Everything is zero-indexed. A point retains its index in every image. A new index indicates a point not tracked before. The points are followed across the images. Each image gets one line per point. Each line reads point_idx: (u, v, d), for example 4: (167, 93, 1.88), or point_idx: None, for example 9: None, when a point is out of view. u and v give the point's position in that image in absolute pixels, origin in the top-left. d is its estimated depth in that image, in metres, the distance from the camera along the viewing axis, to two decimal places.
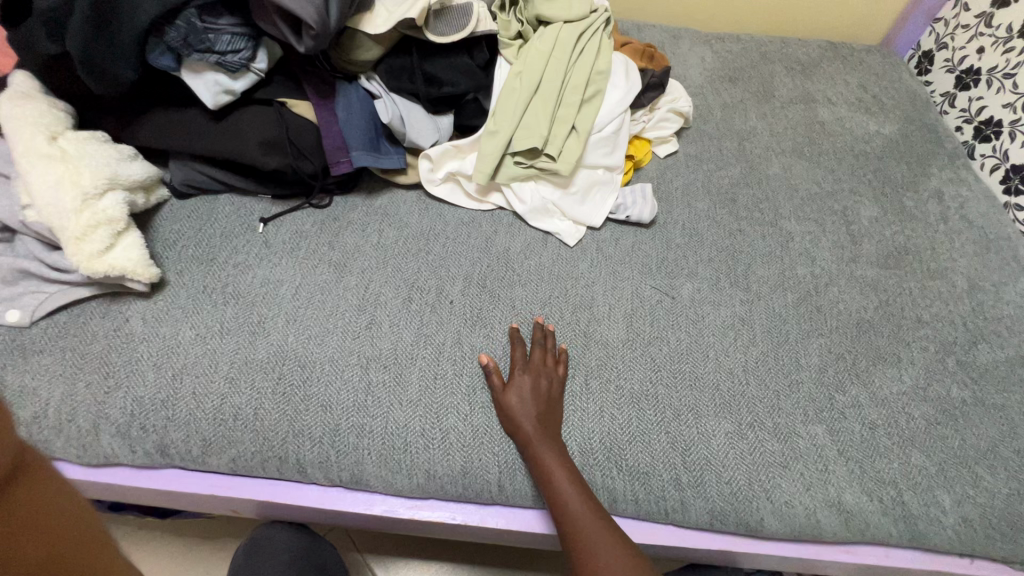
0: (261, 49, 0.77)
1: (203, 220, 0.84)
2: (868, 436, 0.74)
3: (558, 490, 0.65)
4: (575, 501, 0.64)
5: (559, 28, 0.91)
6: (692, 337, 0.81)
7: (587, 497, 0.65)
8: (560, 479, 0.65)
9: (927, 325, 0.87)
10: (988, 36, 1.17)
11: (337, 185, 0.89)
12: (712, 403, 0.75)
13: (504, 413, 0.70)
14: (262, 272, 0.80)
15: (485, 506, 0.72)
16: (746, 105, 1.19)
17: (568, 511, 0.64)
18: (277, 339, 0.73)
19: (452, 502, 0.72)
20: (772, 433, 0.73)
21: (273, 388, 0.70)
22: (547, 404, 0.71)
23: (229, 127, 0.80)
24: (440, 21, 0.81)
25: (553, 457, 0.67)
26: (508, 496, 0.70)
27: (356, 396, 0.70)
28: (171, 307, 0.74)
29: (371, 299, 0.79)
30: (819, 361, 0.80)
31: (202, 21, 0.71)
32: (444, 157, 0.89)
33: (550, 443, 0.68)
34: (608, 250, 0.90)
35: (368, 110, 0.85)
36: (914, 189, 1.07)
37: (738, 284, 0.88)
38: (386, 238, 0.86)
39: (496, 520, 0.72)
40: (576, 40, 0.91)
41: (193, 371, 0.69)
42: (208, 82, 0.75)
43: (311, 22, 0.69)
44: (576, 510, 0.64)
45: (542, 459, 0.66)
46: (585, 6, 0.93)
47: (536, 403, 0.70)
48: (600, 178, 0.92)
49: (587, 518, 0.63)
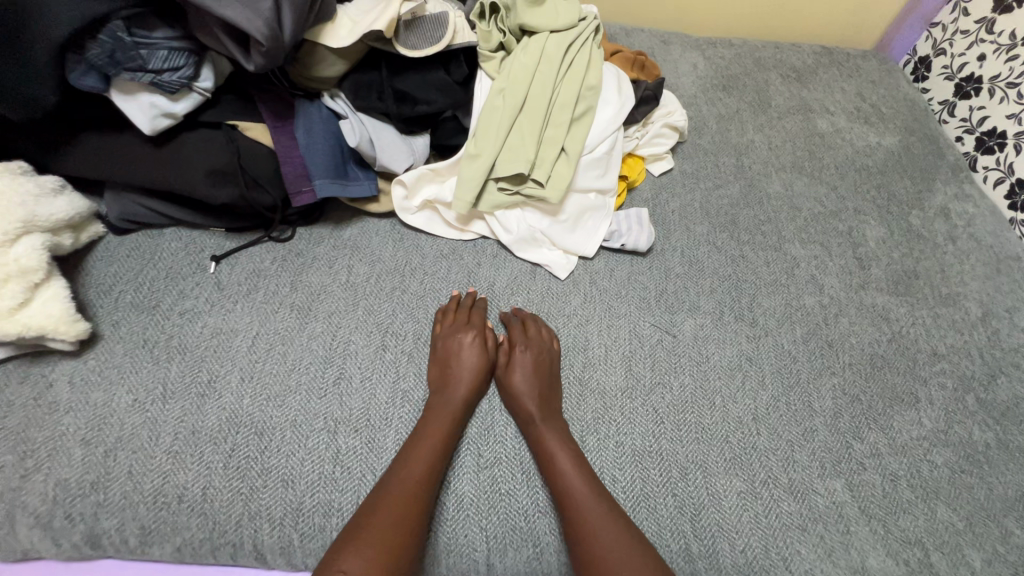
0: (205, 65, 0.67)
1: (145, 260, 0.74)
2: (890, 490, 0.68)
3: (558, 466, 0.62)
4: (573, 474, 0.61)
5: (545, 39, 0.83)
6: (697, 381, 0.74)
7: (586, 473, 0.62)
8: (560, 456, 0.62)
9: (943, 358, 0.81)
10: (990, 42, 1.12)
11: (300, 216, 0.79)
12: (721, 459, 0.68)
13: (507, 392, 0.69)
14: (213, 320, 0.70)
15: None
16: (742, 116, 1.12)
17: (565, 489, 0.60)
18: (231, 402, 0.64)
19: None
20: (787, 491, 0.67)
21: (224, 462, 0.60)
22: (547, 379, 0.69)
23: (171, 154, 0.70)
24: (411, 33, 0.72)
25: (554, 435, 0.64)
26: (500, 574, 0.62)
27: (322, 467, 0.62)
28: (105, 367, 0.64)
29: (340, 349, 0.70)
30: (834, 404, 0.74)
31: (131, 36, 0.61)
32: (419, 182, 0.81)
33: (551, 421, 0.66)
34: (602, 282, 0.82)
35: (332, 132, 0.75)
36: (920, 206, 1.02)
37: (742, 317, 0.81)
38: (355, 276, 0.77)
39: None
40: (565, 51, 0.83)
41: (130, 445, 0.60)
42: (143, 105, 0.65)
43: (259, 37, 0.60)
44: (573, 486, 0.60)
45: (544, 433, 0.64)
46: (573, 14, 0.85)
47: (535, 382, 0.68)
48: (592, 204, 0.84)
49: (585, 494, 0.59)
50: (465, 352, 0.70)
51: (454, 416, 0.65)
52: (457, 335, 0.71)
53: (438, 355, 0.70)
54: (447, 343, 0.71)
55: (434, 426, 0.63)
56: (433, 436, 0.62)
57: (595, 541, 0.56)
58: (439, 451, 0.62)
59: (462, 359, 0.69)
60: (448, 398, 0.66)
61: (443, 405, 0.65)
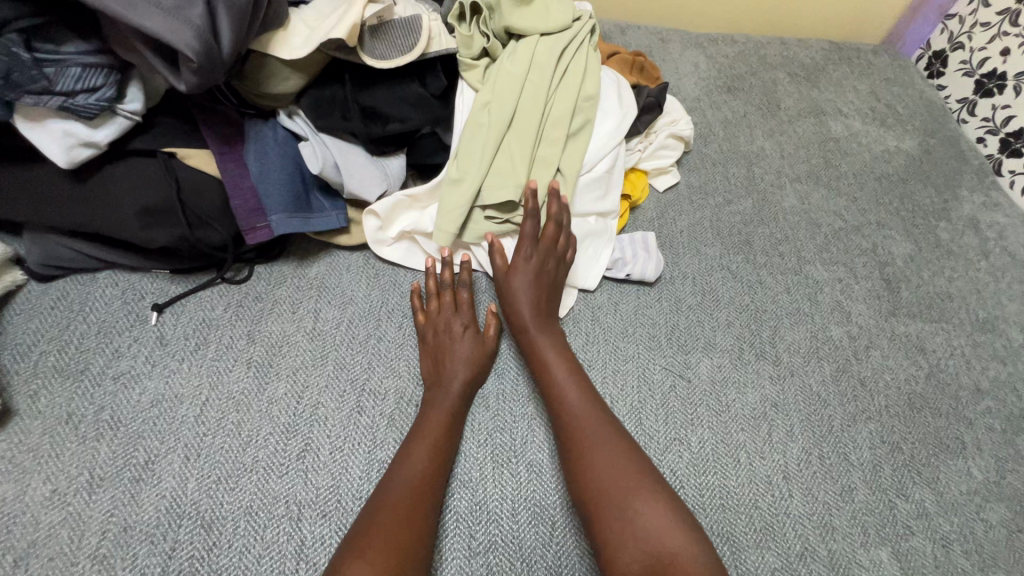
0: (132, 84, 0.56)
1: (73, 313, 0.63)
2: (942, 558, 0.59)
3: (559, 386, 0.60)
4: (574, 392, 0.59)
5: (536, 44, 0.73)
6: (718, 435, 0.65)
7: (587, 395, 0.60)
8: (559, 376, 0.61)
9: (988, 394, 0.72)
10: (1014, 35, 1.04)
11: (257, 253, 0.69)
12: (750, 529, 0.59)
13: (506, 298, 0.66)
14: (153, 385, 0.59)
15: None
16: (750, 120, 1.03)
17: (568, 411, 0.58)
18: (173, 487, 0.54)
19: None
20: (827, 566, 0.58)
21: (163, 566, 0.50)
22: (547, 291, 0.66)
23: (95, 189, 0.59)
24: (378, 41, 0.62)
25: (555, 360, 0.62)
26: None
27: (283, 564, 0.52)
28: (20, 450, 0.54)
29: (305, 414, 0.60)
30: (872, 456, 0.65)
31: (32, 50, 0.50)
32: (395, 211, 0.71)
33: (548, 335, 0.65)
34: (605, 319, 0.72)
35: (290, 158, 0.65)
36: (946, 217, 0.93)
37: (765, 355, 0.72)
38: (323, 322, 0.66)
39: None
40: (559, 57, 0.73)
41: (48, 550, 0.49)
42: (55, 133, 0.54)
43: (189, 53, 0.49)
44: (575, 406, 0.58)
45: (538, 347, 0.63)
46: (567, 14, 0.75)
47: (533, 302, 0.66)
48: (591, 231, 0.74)
49: (588, 414, 0.57)
50: (456, 338, 0.64)
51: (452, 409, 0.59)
52: (449, 321, 0.65)
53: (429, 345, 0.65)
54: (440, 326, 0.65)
55: (432, 417, 0.58)
56: (432, 432, 0.57)
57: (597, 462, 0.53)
58: (439, 451, 0.56)
59: (457, 346, 0.64)
60: (444, 389, 0.61)
61: (439, 403, 0.60)
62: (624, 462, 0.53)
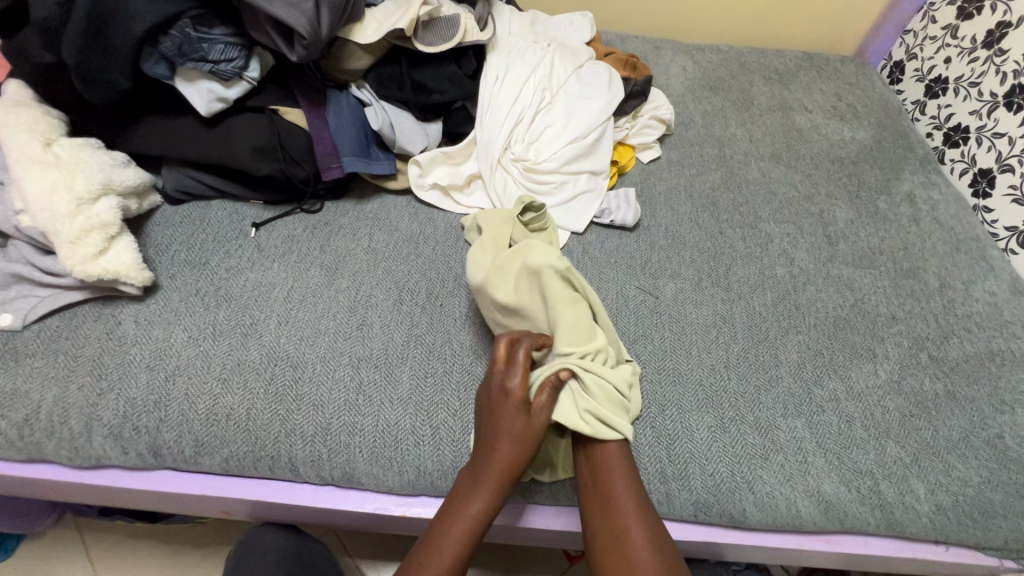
0: (252, 58, 0.79)
1: (195, 225, 0.85)
2: (846, 428, 0.77)
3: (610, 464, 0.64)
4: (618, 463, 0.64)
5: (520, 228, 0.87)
6: (675, 335, 0.84)
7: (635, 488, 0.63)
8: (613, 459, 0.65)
9: (901, 321, 0.90)
10: (954, 46, 1.22)
11: (328, 191, 0.91)
12: (695, 398, 0.77)
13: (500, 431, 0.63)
14: (254, 275, 0.81)
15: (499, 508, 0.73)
16: (726, 112, 1.23)
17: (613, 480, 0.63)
18: (270, 340, 0.75)
19: None
20: (752, 426, 0.76)
21: (265, 388, 0.71)
22: (523, 445, 0.62)
23: (221, 133, 0.82)
24: (428, 32, 0.85)
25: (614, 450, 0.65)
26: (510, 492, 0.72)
27: (348, 394, 0.71)
28: (164, 309, 0.76)
29: (362, 300, 0.80)
30: (797, 357, 0.84)
31: (196, 31, 0.72)
32: (433, 162, 0.93)
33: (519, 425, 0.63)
34: (594, 251, 0.92)
35: (358, 118, 0.87)
36: (888, 192, 1.11)
37: (718, 284, 0.91)
38: (375, 242, 0.87)
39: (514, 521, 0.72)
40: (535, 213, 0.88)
41: (187, 372, 0.71)
42: (202, 91, 0.77)
43: (303, 32, 0.72)
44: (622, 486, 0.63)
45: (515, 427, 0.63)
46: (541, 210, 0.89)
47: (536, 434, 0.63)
48: (584, 187, 0.95)
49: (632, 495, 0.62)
50: (519, 412, 0.63)
51: (513, 445, 0.62)
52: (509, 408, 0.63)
53: (513, 398, 0.64)
54: (497, 390, 0.65)
55: (491, 467, 0.62)
56: (498, 469, 0.61)
57: (628, 542, 0.59)
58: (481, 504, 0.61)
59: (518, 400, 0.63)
60: (516, 430, 0.62)
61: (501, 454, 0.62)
62: (646, 551, 0.58)
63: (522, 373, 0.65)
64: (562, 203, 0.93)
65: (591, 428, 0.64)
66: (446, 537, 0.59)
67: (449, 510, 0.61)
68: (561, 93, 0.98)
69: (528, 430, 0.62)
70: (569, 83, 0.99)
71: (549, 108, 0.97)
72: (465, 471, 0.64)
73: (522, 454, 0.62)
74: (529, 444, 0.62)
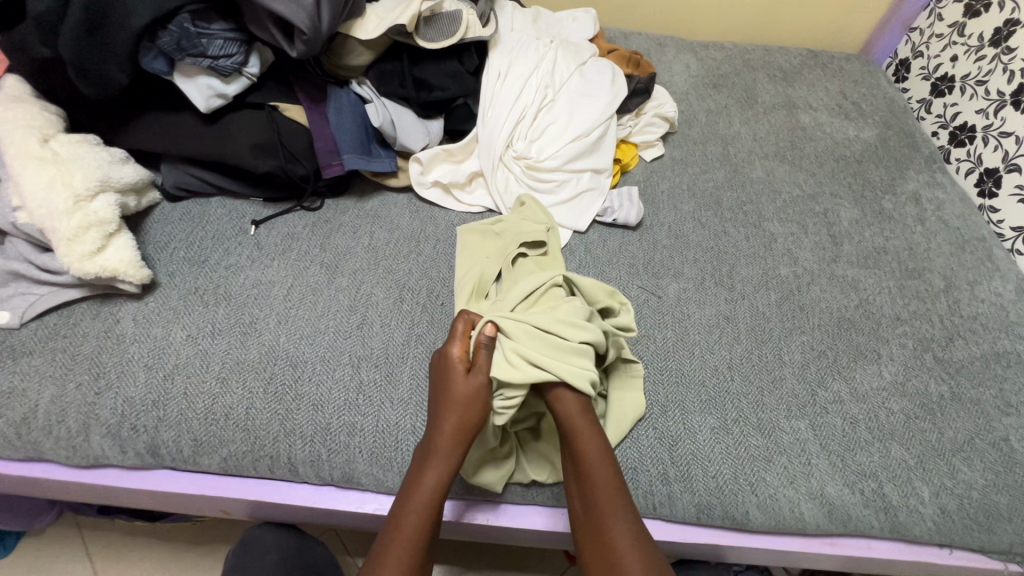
0: (252, 53, 0.78)
1: (194, 223, 0.84)
2: (850, 430, 0.76)
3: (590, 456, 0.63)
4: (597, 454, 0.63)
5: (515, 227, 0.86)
6: (678, 335, 0.83)
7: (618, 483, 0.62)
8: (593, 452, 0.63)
9: (905, 322, 0.89)
10: (961, 44, 1.20)
11: (328, 188, 0.90)
12: (698, 400, 0.77)
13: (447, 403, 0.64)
14: (254, 273, 0.80)
15: (500, 509, 0.72)
16: (730, 110, 1.22)
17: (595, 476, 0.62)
18: (269, 340, 0.74)
19: (488, 505, 0.72)
20: (755, 428, 0.75)
21: (265, 387, 0.70)
22: (469, 411, 0.63)
23: (221, 130, 0.81)
24: (429, 27, 0.84)
25: (595, 443, 0.64)
26: (510, 494, 0.71)
27: (348, 394, 0.71)
28: (163, 307, 0.75)
29: (362, 299, 0.80)
30: (801, 358, 0.83)
31: (195, 26, 0.72)
32: (434, 160, 0.92)
33: (461, 391, 0.64)
34: (596, 251, 0.91)
35: (359, 114, 0.87)
36: (893, 192, 1.10)
37: (722, 284, 0.90)
38: (376, 240, 0.87)
39: (515, 522, 0.72)
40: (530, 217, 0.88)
41: (185, 371, 0.70)
42: (201, 87, 0.76)
43: (303, 28, 0.71)
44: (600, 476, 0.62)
45: (457, 395, 0.64)
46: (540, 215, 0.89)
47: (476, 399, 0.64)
48: (586, 185, 0.94)
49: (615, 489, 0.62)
50: (461, 374, 0.65)
51: (461, 411, 0.63)
52: (452, 376, 0.65)
53: (456, 367, 0.66)
54: (441, 362, 0.67)
55: (444, 440, 0.62)
56: (448, 440, 0.62)
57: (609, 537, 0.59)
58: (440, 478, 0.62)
59: (460, 369, 0.65)
60: (462, 397, 0.64)
61: (449, 423, 0.63)
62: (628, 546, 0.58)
63: (461, 341, 0.67)
64: (565, 203, 0.93)
65: (522, 371, 0.64)
66: (410, 513, 0.60)
67: (406, 488, 0.62)
68: (564, 90, 0.97)
69: (473, 394, 0.64)
70: (572, 80, 0.98)
71: (551, 105, 0.96)
72: (420, 445, 0.65)
73: (472, 417, 0.63)
74: (478, 406, 0.64)
